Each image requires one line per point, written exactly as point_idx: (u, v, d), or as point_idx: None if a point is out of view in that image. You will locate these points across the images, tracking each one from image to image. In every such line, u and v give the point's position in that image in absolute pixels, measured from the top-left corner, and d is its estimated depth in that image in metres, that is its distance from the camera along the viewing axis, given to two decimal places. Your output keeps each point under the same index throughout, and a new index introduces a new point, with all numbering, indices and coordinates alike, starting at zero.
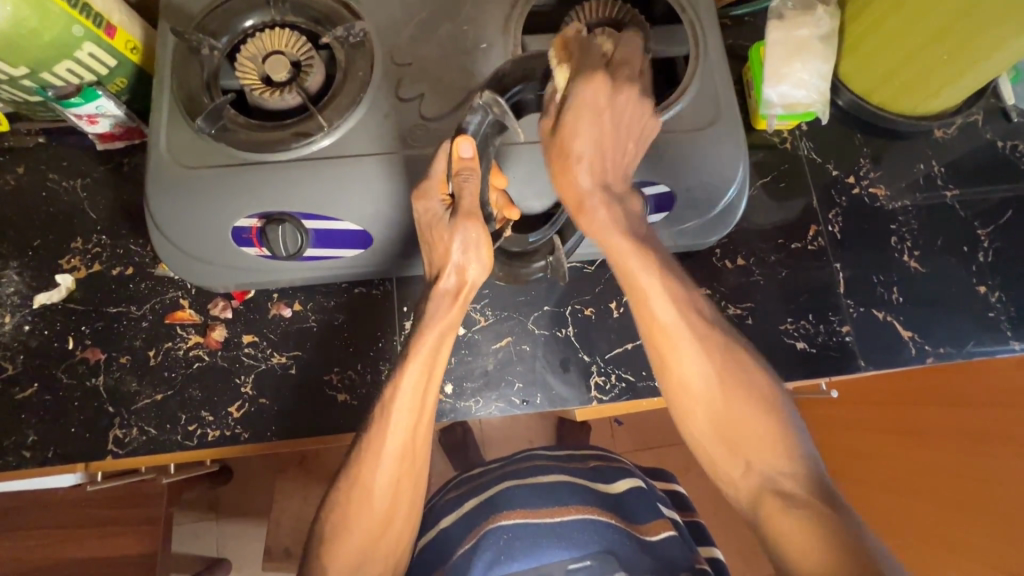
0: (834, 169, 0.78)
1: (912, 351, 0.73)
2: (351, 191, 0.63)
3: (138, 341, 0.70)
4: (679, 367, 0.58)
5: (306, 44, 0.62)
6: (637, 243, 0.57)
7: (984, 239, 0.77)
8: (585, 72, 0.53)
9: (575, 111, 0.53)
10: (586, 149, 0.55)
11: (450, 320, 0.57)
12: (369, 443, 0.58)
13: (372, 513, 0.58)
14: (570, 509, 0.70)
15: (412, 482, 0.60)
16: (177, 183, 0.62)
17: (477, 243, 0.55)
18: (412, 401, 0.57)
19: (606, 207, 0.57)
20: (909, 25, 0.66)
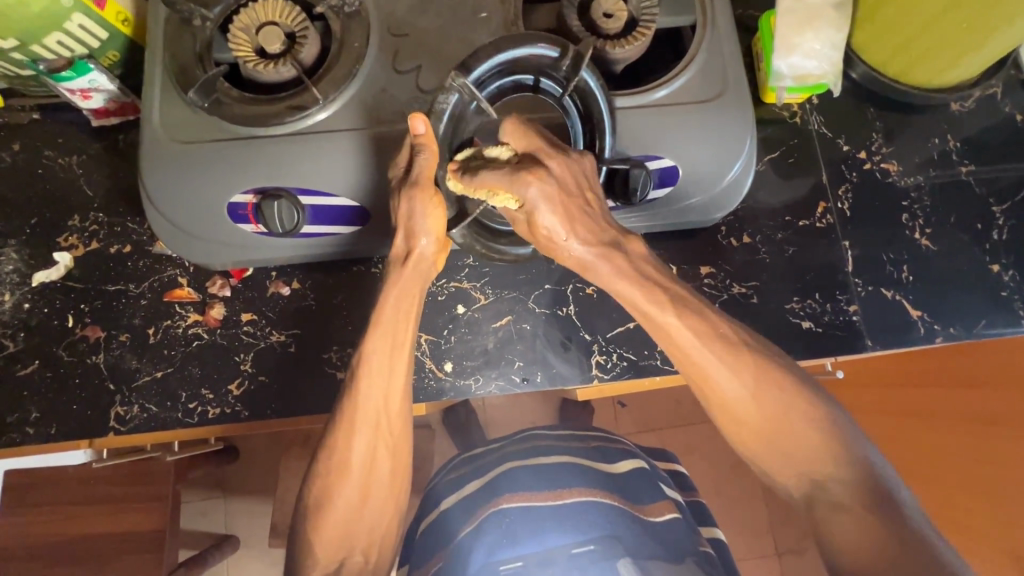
0: (845, 145, 0.76)
1: (921, 331, 0.71)
2: (347, 166, 0.61)
3: (137, 319, 0.70)
4: (718, 398, 0.57)
5: (300, 15, 0.60)
6: (644, 279, 0.55)
7: (999, 216, 0.75)
8: (514, 179, 0.51)
9: (536, 211, 0.52)
10: (565, 218, 0.52)
11: (416, 281, 0.58)
12: (344, 412, 0.59)
13: (352, 484, 0.58)
14: (575, 491, 0.71)
15: (391, 450, 0.60)
16: (169, 159, 0.61)
17: (429, 220, 0.55)
18: (384, 366, 0.58)
19: (605, 253, 0.54)
20: None
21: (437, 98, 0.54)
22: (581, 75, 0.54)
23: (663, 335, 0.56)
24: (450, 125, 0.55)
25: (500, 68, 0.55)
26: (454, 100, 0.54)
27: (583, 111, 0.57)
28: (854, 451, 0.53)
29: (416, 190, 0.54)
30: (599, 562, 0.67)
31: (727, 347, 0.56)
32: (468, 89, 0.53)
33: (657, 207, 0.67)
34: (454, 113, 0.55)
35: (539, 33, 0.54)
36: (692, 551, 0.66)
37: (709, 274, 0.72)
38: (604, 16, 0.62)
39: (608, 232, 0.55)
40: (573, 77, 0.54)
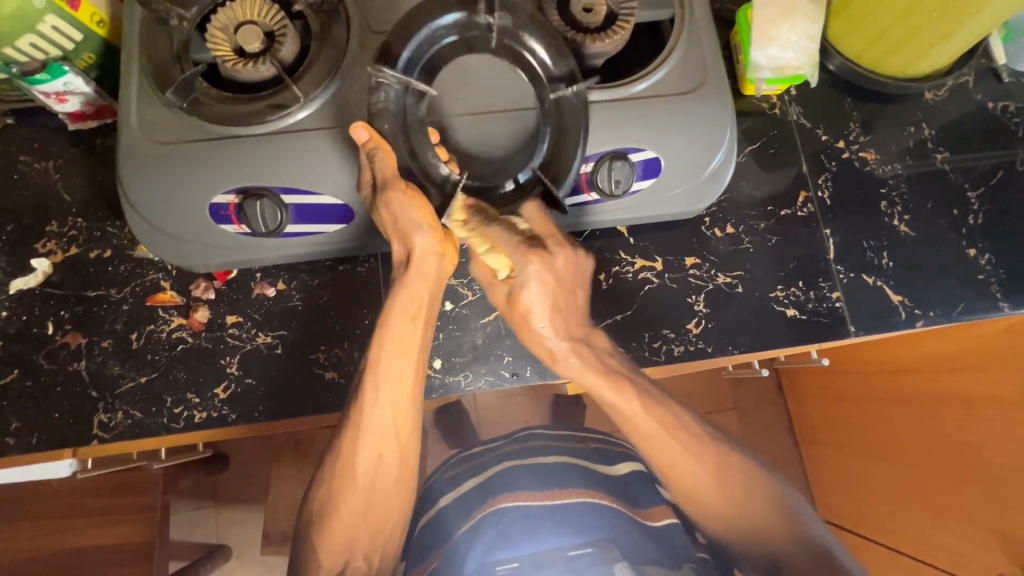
0: (824, 134, 0.77)
1: (902, 316, 0.71)
2: (331, 163, 0.61)
3: (119, 325, 0.68)
4: (683, 484, 0.61)
5: (279, 14, 0.60)
6: (610, 374, 0.60)
7: (974, 202, 0.76)
8: (517, 257, 0.55)
9: (526, 289, 0.57)
10: (540, 305, 0.58)
11: (419, 288, 0.57)
12: (352, 419, 0.59)
13: (356, 488, 0.59)
14: (574, 492, 0.72)
15: (398, 458, 0.60)
16: (151, 161, 0.60)
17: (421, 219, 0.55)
18: (395, 374, 0.58)
19: (573, 353, 0.60)
20: None
21: (373, 99, 0.56)
22: (498, 17, 0.57)
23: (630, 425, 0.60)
24: (394, 117, 0.57)
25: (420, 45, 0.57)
26: (390, 94, 0.57)
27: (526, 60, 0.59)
28: (801, 521, 0.58)
29: (391, 190, 0.54)
30: (596, 566, 0.68)
31: (678, 430, 0.60)
32: (397, 78, 0.55)
33: (641, 199, 0.67)
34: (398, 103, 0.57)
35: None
36: (690, 556, 0.65)
37: (694, 265, 0.72)
38: (583, 10, 0.63)
39: (578, 329, 0.61)
40: (492, 19, 0.57)
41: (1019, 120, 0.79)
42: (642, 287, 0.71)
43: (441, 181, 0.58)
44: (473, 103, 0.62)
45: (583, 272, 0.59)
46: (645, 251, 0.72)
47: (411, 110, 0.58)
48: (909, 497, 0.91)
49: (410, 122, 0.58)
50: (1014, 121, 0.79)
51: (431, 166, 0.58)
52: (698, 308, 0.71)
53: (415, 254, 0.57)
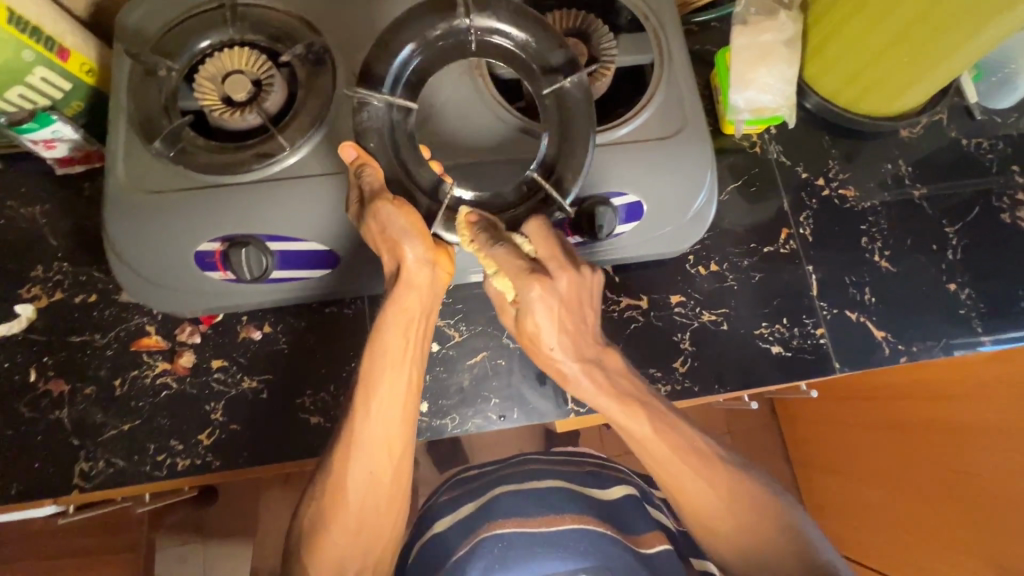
0: (803, 172, 0.79)
1: (886, 352, 0.72)
2: (316, 210, 0.62)
3: (103, 371, 0.68)
4: (698, 511, 0.59)
5: (266, 63, 0.63)
6: (621, 399, 0.56)
7: (952, 236, 0.77)
8: (518, 283, 0.52)
9: (531, 311, 0.53)
10: (552, 331, 0.54)
11: (407, 300, 0.55)
12: (343, 435, 0.57)
13: (348, 507, 0.57)
14: (568, 518, 0.68)
15: (391, 473, 0.58)
16: (135, 209, 0.60)
17: (410, 226, 0.53)
18: (389, 391, 0.56)
19: (584, 372, 0.55)
20: (879, 23, 0.67)
21: (359, 118, 0.57)
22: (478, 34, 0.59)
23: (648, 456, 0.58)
24: (382, 133, 0.57)
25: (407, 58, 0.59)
26: (376, 109, 0.57)
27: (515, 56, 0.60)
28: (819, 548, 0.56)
29: (377, 201, 0.52)
30: None
31: (693, 456, 0.58)
32: (382, 97, 0.56)
33: (625, 241, 0.68)
34: (383, 119, 0.57)
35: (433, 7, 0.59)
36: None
37: (680, 303, 0.73)
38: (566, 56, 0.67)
39: (590, 349, 0.56)
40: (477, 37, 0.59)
41: (993, 156, 0.81)
42: (628, 326, 0.72)
43: (431, 192, 0.58)
44: (463, 126, 0.65)
45: (593, 288, 0.55)
46: (630, 290, 0.73)
47: (400, 126, 0.58)
48: (903, 520, 0.92)
49: (399, 135, 0.58)
50: (987, 157, 0.81)
51: (419, 179, 0.58)
52: (684, 346, 0.71)
53: (409, 264, 0.54)
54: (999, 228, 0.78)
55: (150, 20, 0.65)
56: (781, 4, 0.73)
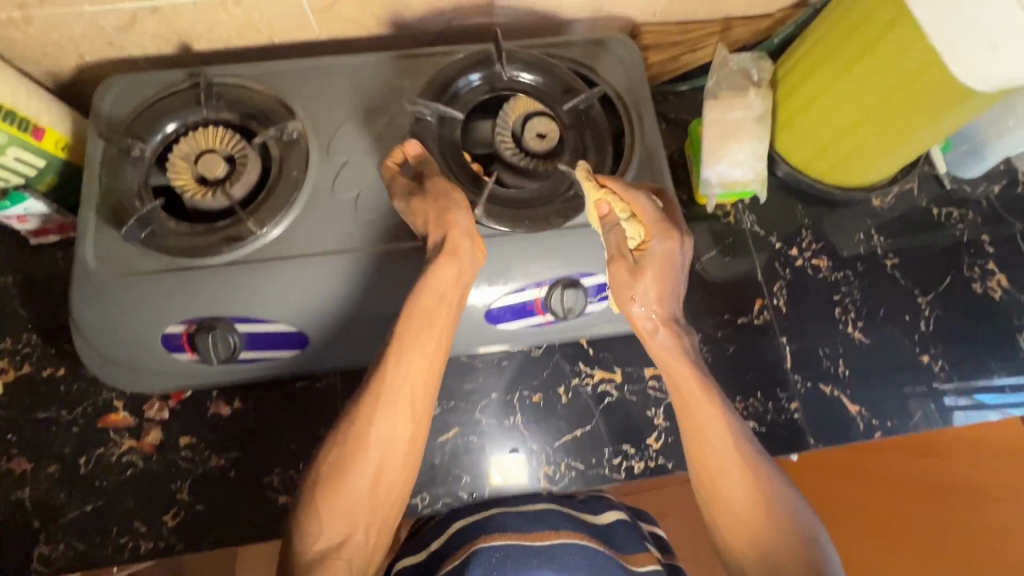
0: (777, 242, 0.80)
1: (860, 427, 0.72)
2: (285, 293, 0.61)
3: (68, 448, 0.67)
4: (723, 493, 0.57)
5: (240, 141, 0.64)
6: (702, 372, 0.60)
7: (925, 307, 0.78)
8: (658, 230, 0.60)
9: (649, 261, 0.59)
10: (656, 285, 0.59)
11: (442, 266, 0.58)
12: (377, 382, 0.56)
13: (363, 468, 0.54)
14: (562, 534, 0.56)
15: (414, 432, 0.57)
16: (102, 294, 0.60)
17: (458, 204, 0.59)
18: (421, 351, 0.57)
19: (675, 334, 0.60)
20: (848, 100, 0.68)
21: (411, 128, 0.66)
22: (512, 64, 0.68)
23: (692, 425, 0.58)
24: (430, 142, 0.65)
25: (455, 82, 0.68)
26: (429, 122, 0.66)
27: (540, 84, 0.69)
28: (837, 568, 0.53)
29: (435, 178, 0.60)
30: None
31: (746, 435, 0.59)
32: (434, 111, 0.65)
33: (596, 319, 0.68)
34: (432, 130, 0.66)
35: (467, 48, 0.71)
36: None
37: (653, 376, 0.73)
38: (537, 136, 0.67)
39: (678, 316, 0.62)
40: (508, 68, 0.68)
41: (964, 226, 0.82)
42: (602, 400, 0.72)
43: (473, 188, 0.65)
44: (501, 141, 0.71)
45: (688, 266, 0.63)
46: (604, 363, 0.73)
47: (447, 137, 0.66)
48: None
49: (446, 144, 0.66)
50: (959, 227, 0.81)
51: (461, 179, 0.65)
52: (657, 422, 0.71)
53: (454, 232, 0.58)
54: (971, 299, 0.78)
55: (126, 100, 0.66)
56: (751, 82, 0.75)
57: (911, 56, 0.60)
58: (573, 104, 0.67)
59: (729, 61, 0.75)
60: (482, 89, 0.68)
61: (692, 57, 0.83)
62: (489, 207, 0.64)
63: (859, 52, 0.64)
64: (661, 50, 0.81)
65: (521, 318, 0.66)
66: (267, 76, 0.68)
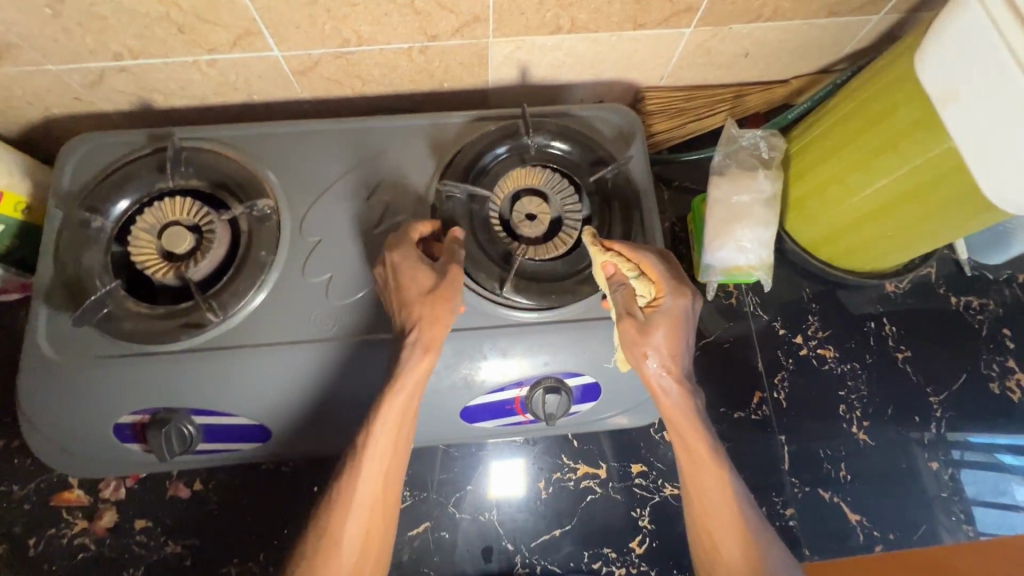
0: (781, 328, 0.75)
1: (860, 539, 0.67)
2: (246, 386, 0.57)
3: (17, 527, 0.63)
4: (722, 560, 0.54)
5: (205, 210, 0.60)
6: (707, 434, 0.55)
7: (936, 407, 0.73)
8: (670, 286, 0.56)
9: (662, 318, 0.55)
10: (668, 345, 0.54)
11: (407, 379, 0.53)
12: (343, 488, 0.53)
13: (339, 567, 0.51)
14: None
15: (383, 531, 0.54)
16: (51, 379, 0.56)
17: (445, 317, 0.55)
18: (383, 448, 0.53)
19: (681, 392, 0.55)
20: (860, 193, 0.63)
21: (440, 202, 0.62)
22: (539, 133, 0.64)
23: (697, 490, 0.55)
24: (462, 220, 0.61)
25: (481, 151, 0.63)
26: (458, 196, 0.61)
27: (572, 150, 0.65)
28: None
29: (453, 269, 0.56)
30: None
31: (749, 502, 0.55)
32: (465, 189, 0.60)
33: (581, 416, 0.63)
34: (462, 205, 0.61)
35: (491, 115, 0.66)
36: None
37: (641, 473, 0.68)
38: (526, 217, 0.62)
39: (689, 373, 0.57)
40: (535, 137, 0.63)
41: (983, 317, 0.76)
42: (584, 497, 0.67)
43: (503, 261, 0.61)
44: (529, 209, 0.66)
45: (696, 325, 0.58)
46: (589, 456, 0.69)
47: (478, 212, 0.62)
48: None
49: (477, 216, 0.61)
50: (977, 318, 0.76)
51: (490, 255, 0.60)
52: (642, 524, 0.67)
53: (437, 325, 0.55)
54: (987, 399, 0.73)
55: (89, 165, 0.62)
56: (762, 161, 0.70)
57: (931, 162, 0.55)
58: (601, 175, 0.63)
59: (739, 137, 0.70)
60: (510, 160, 0.63)
61: (703, 122, 0.78)
62: (516, 280, 0.59)
63: (878, 145, 0.59)
64: (667, 117, 0.76)
65: (499, 415, 0.62)
66: (241, 141, 0.64)
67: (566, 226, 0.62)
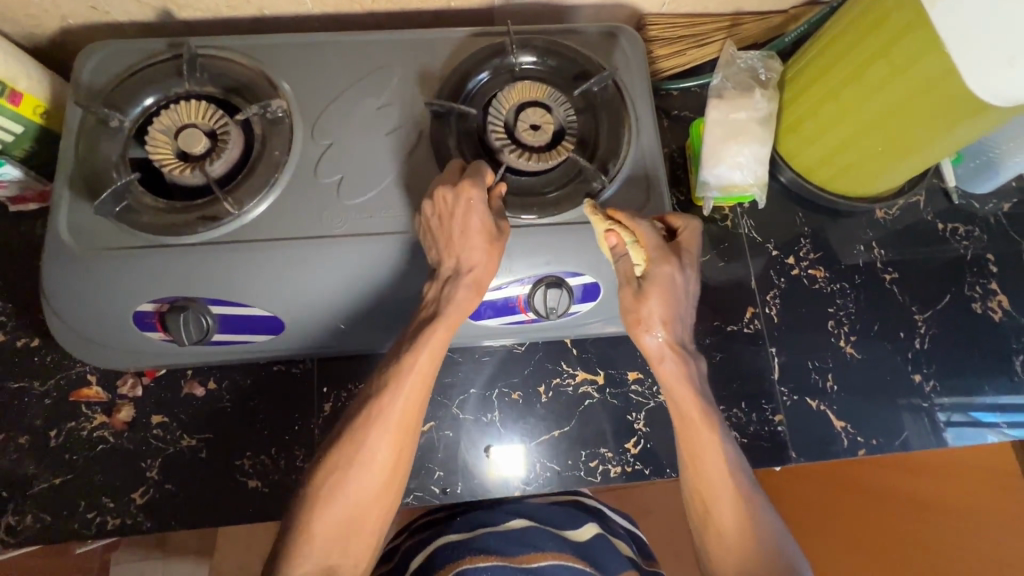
0: (775, 249, 0.77)
1: (844, 444, 0.71)
2: (261, 279, 0.60)
3: (39, 421, 0.66)
4: (711, 514, 0.57)
5: (219, 113, 0.61)
6: (703, 404, 0.57)
7: (921, 324, 0.76)
8: (660, 254, 0.56)
9: (654, 287, 0.55)
10: (662, 313, 0.55)
11: (462, 299, 0.56)
12: (385, 394, 0.55)
13: (372, 470, 0.54)
14: (547, 555, 0.58)
15: (416, 438, 0.57)
16: (74, 266, 0.58)
17: (490, 265, 0.57)
18: (431, 358, 0.56)
19: (678, 364, 0.56)
20: (853, 109, 0.65)
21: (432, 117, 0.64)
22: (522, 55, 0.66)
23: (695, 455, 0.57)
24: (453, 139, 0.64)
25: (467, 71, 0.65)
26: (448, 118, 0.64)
27: (553, 66, 0.67)
28: None
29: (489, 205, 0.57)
30: None
31: (740, 468, 0.57)
32: (452, 109, 0.62)
33: (581, 318, 0.66)
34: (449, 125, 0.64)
35: (490, 32, 0.68)
36: None
37: (637, 380, 0.71)
38: (531, 128, 0.63)
39: (687, 340, 0.58)
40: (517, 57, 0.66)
41: (968, 243, 0.79)
42: (582, 402, 0.70)
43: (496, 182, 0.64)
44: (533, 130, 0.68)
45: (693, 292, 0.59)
46: (587, 363, 0.72)
47: (467, 132, 0.65)
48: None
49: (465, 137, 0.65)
50: (963, 243, 0.79)
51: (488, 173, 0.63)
52: (637, 427, 0.70)
53: (480, 255, 0.56)
54: (968, 318, 0.76)
55: (106, 71, 0.64)
56: (758, 82, 0.72)
57: (923, 67, 0.58)
58: (585, 88, 0.65)
59: (736, 59, 0.72)
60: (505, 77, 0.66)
61: (702, 50, 0.80)
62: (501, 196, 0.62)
63: (869, 56, 0.62)
64: (667, 44, 0.78)
65: (502, 315, 0.65)
66: (253, 51, 0.66)
67: (565, 138, 0.63)
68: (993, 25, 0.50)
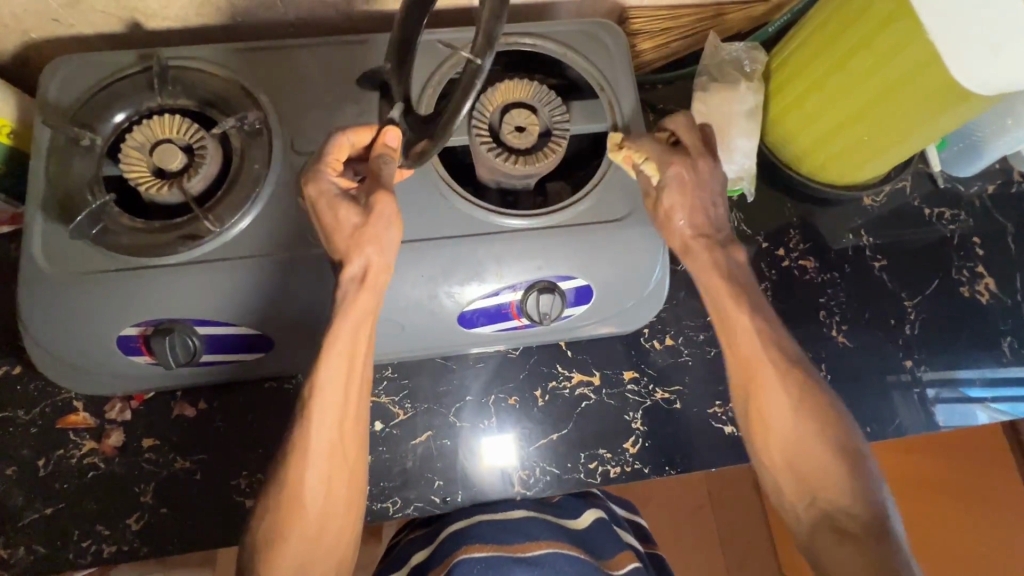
0: (764, 242, 0.77)
1: None
2: (246, 297, 0.58)
3: (25, 451, 0.65)
4: (757, 399, 0.58)
5: (195, 127, 0.59)
6: (733, 287, 0.60)
7: (910, 310, 0.76)
8: (667, 160, 0.60)
9: (670, 191, 0.59)
10: (685, 202, 0.60)
11: (360, 315, 0.54)
12: (295, 441, 0.54)
13: (306, 518, 0.54)
14: (543, 543, 0.63)
15: (348, 474, 0.56)
16: (51, 293, 0.57)
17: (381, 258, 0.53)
18: (334, 395, 0.54)
19: (706, 248, 0.61)
20: (840, 97, 0.64)
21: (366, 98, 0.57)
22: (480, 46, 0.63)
23: (732, 340, 0.59)
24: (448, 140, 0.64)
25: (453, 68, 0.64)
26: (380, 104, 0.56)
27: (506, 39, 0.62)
28: (870, 484, 0.54)
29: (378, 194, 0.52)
30: None
31: (783, 346, 0.59)
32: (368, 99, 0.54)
33: (574, 321, 0.66)
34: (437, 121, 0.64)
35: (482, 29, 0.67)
36: None
37: (632, 379, 0.71)
38: (515, 130, 0.61)
39: (714, 231, 0.62)
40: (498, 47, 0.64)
41: (955, 227, 0.80)
42: (579, 404, 0.70)
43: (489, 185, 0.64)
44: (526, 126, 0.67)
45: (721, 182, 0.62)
46: (582, 365, 0.71)
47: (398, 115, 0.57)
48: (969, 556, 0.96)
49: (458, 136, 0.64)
50: (949, 227, 0.80)
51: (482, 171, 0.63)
52: (635, 426, 0.70)
53: (377, 258, 0.53)
54: (956, 302, 0.77)
55: (72, 88, 0.62)
56: (742, 74, 0.71)
57: (908, 53, 0.57)
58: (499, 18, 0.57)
59: (719, 51, 0.71)
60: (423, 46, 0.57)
61: (685, 42, 0.79)
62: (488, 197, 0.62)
63: (854, 44, 0.61)
64: (650, 37, 0.77)
65: (496, 322, 0.64)
66: (226, 59, 0.64)
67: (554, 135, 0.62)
68: (983, 19, 0.49)
